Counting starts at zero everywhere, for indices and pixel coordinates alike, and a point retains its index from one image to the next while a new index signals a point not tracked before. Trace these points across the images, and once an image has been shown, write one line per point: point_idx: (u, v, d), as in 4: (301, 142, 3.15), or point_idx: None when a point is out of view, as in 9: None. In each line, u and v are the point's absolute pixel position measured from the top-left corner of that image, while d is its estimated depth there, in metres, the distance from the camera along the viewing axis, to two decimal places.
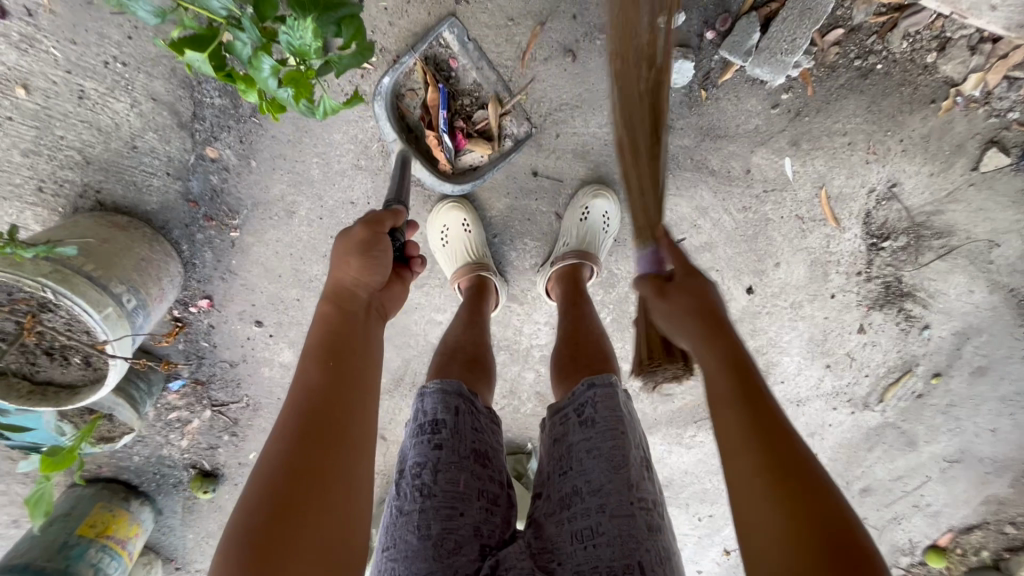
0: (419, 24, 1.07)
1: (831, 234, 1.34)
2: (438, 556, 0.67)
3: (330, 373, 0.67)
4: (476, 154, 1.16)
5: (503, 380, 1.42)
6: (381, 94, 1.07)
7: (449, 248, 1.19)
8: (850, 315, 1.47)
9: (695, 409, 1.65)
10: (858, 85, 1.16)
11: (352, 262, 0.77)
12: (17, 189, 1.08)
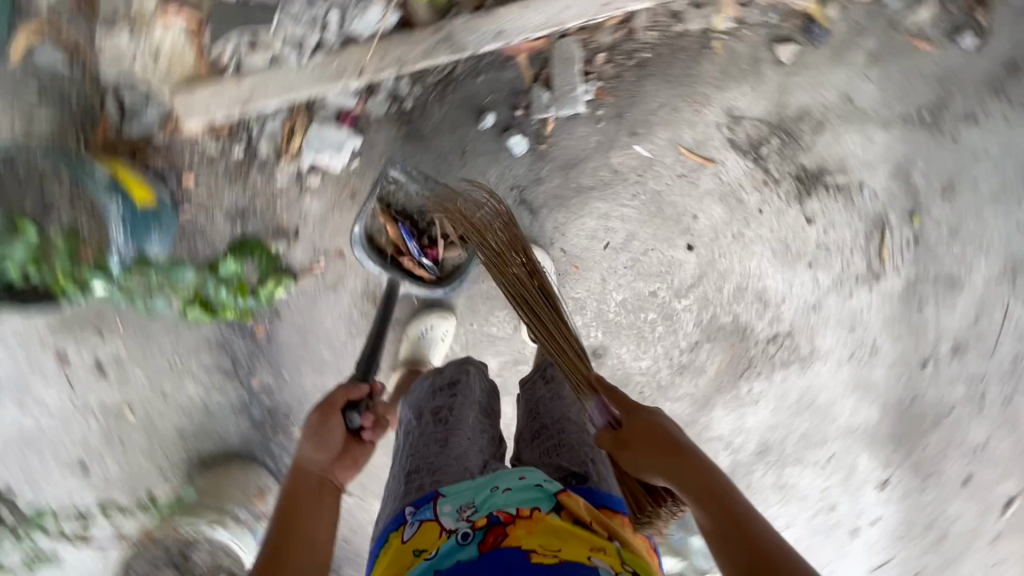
0: (338, 224, 1.41)
1: (719, 171, 1.56)
2: (453, 458, 0.91)
3: (288, 532, 0.79)
4: (452, 258, 1.39)
5: None
6: (357, 242, 1.30)
7: (422, 339, 1.48)
8: (790, 215, 1.62)
9: (736, 366, 1.73)
10: (645, 72, 1.48)
11: (316, 428, 0.92)
12: (151, 481, 1.47)
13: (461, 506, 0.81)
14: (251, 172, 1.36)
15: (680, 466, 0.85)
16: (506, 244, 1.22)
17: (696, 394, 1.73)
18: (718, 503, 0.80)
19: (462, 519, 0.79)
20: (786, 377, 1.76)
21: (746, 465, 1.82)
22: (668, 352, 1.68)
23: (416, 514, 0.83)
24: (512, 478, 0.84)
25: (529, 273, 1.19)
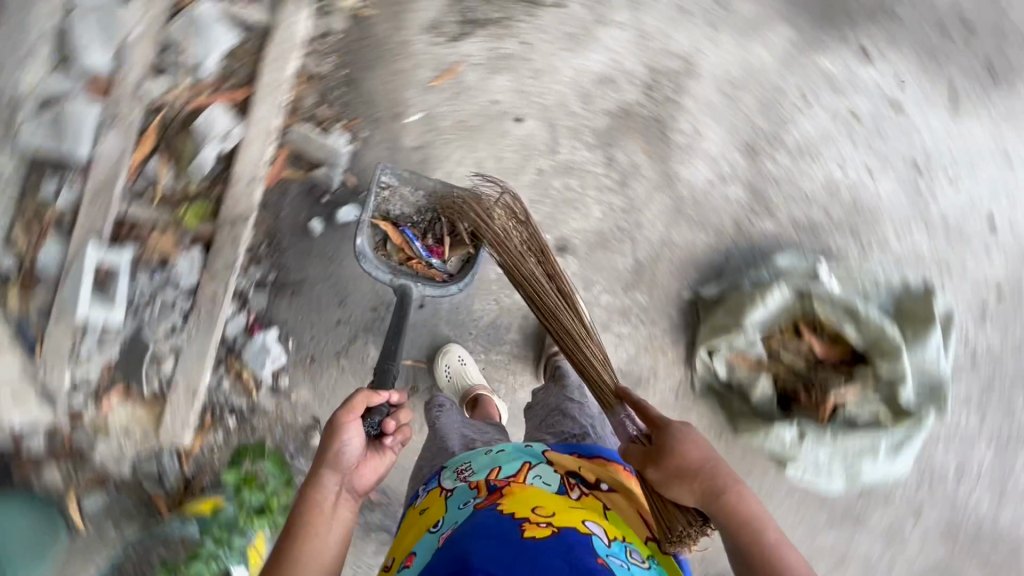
0: (330, 382, 1.65)
1: (472, 60, 1.65)
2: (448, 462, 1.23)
3: (320, 528, 1.04)
4: (456, 256, 1.59)
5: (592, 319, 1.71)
6: (360, 250, 1.44)
7: (451, 373, 1.63)
8: (547, 18, 1.66)
9: (655, 134, 1.72)
10: (353, 79, 1.60)
11: (333, 445, 1.09)
12: None
13: (459, 469, 1.18)
14: (253, 422, 1.59)
15: (711, 497, 1.03)
16: (525, 243, 1.46)
17: (654, 182, 1.73)
18: (742, 513, 1.01)
19: (462, 476, 1.16)
20: (696, 94, 1.72)
21: (760, 173, 1.75)
22: (601, 187, 1.72)
23: (427, 487, 1.20)
24: (515, 449, 1.19)
25: (547, 261, 1.44)
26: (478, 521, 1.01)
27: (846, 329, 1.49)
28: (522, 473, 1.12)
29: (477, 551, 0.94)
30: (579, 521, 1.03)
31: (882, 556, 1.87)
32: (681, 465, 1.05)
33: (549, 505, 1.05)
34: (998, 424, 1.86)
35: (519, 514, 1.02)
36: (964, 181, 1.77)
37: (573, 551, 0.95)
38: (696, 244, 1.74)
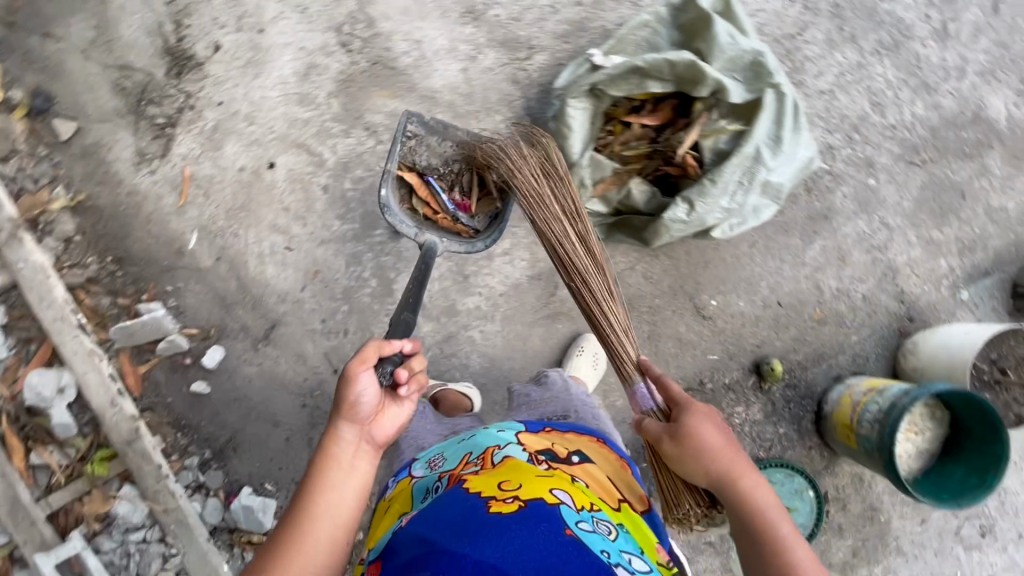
0: None
1: (192, 155, 1.60)
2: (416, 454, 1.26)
3: (336, 492, 1.01)
4: (482, 210, 1.49)
5: (472, 260, 1.67)
6: (384, 202, 1.40)
7: None
8: (217, 68, 1.60)
9: (386, 73, 1.64)
10: (121, 255, 1.59)
11: (348, 393, 1.02)
12: None
13: (429, 461, 1.20)
14: None
15: (731, 482, 1.10)
16: (557, 183, 1.32)
17: (422, 109, 1.64)
18: (767, 516, 1.06)
19: (432, 467, 1.17)
20: (386, 12, 1.63)
21: (496, 25, 1.66)
22: (382, 153, 1.64)
23: (398, 477, 1.22)
24: (488, 434, 1.20)
25: (571, 217, 1.31)
26: (443, 505, 0.98)
27: (651, 87, 1.38)
28: (487, 457, 1.11)
29: (443, 531, 0.89)
30: (545, 491, 0.99)
31: (877, 225, 1.77)
32: (696, 447, 1.12)
33: (517, 478, 1.02)
34: (868, 36, 1.75)
35: (483, 495, 0.97)
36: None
37: (537, 524, 0.90)
38: (498, 128, 1.66)
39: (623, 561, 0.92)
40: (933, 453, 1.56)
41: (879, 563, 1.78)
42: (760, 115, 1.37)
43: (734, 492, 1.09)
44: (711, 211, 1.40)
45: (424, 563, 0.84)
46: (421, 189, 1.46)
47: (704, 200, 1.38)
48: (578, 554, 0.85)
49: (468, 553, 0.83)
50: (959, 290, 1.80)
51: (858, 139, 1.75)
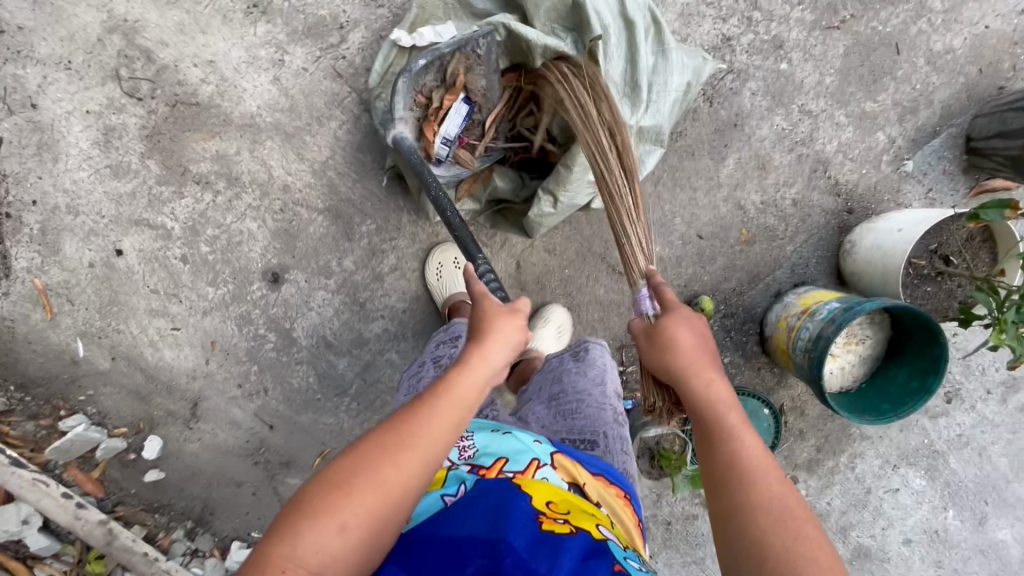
0: None
1: (35, 265, 1.48)
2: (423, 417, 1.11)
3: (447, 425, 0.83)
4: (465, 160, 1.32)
5: (364, 285, 1.55)
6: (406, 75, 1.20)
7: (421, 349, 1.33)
8: (12, 166, 1.41)
9: (191, 111, 1.41)
10: (19, 382, 1.55)
11: (505, 327, 0.97)
12: None
13: (461, 443, 1.00)
14: None
15: (687, 376, 0.95)
16: (605, 145, 1.12)
17: (248, 140, 1.43)
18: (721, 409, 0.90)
19: (462, 450, 0.99)
20: (160, 36, 1.37)
21: (291, 12, 1.38)
22: (226, 204, 1.47)
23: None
24: (524, 438, 1.01)
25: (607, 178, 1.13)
26: (490, 495, 0.83)
27: None
28: (529, 468, 0.93)
29: (514, 525, 0.74)
30: (591, 524, 0.83)
31: (797, 115, 1.53)
32: (665, 343, 0.99)
33: (562, 500, 0.86)
34: None
35: (534, 503, 0.82)
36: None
37: (583, 555, 0.73)
38: (338, 137, 1.45)
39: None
40: (878, 355, 1.50)
41: (844, 451, 1.83)
42: (601, 63, 1.20)
43: (693, 387, 0.94)
44: (578, 185, 1.25)
45: (486, 551, 0.70)
46: (451, 92, 1.24)
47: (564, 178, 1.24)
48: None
49: (541, 569, 0.69)
50: (904, 162, 1.58)
51: (757, 18, 1.46)
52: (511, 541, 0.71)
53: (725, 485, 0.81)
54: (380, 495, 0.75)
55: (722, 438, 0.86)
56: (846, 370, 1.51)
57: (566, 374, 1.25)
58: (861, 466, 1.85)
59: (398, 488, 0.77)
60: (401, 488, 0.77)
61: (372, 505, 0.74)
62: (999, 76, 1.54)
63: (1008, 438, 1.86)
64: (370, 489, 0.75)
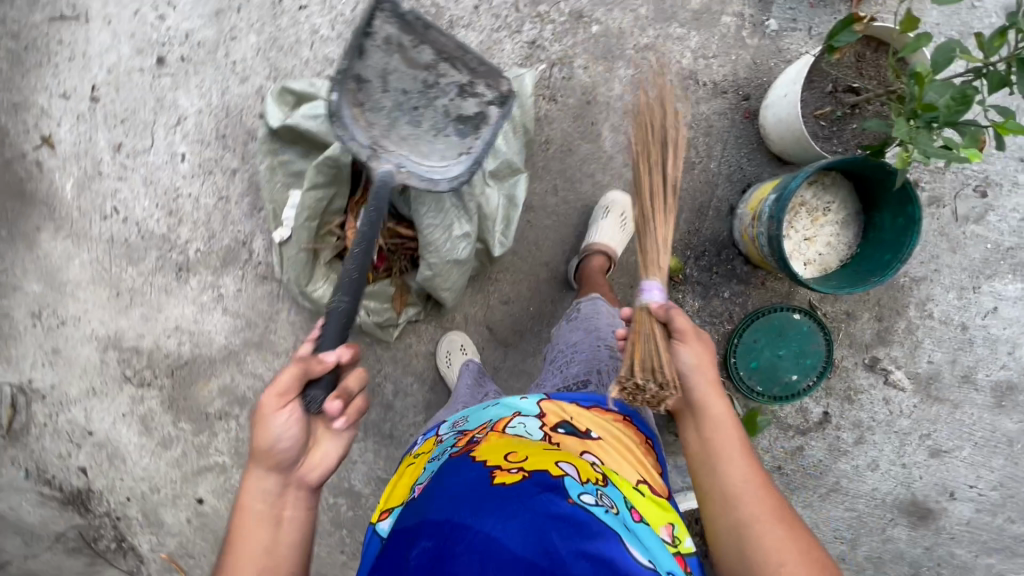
0: None
1: (154, 543, 1.77)
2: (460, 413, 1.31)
3: (244, 556, 0.92)
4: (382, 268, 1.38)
5: (382, 418, 1.70)
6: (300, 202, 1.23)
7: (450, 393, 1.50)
8: (100, 484, 1.74)
9: (187, 369, 1.69)
10: None
11: (263, 428, 0.95)
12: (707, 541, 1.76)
13: (456, 423, 1.18)
14: None
15: (710, 393, 1.07)
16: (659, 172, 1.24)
17: (235, 364, 1.68)
18: (729, 436, 1.03)
19: (458, 432, 1.15)
20: (135, 334, 1.66)
21: (205, 256, 1.62)
22: (248, 420, 1.70)
23: (425, 436, 1.21)
24: (510, 400, 1.18)
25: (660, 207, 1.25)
26: (447, 479, 0.92)
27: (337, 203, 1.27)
28: (513, 417, 1.11)
29: (468, 494, 0.85)
30: (551, 462, 0.94)
31: (638, 55, 1.53)
32: (702, 350, 1.10)
33: (524, 449, 0.98)
34: None
35: (493, 464, 0.93)
36: (175, 6, 1.50)
37: (538, 495, 0.86)
38: (294, 321, 1.66)
39: (631, 539, 0.87)
40: (856, 211, 1.40)
41: (910, 305, 1.65)
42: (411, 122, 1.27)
43: (713, 400, 1.06)
44: (458, 246, 1.32)
45: (436, 533, 0.80)
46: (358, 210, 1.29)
47: (435, 246, 1.31)
48: (609, 546, 0.80)
49: (487, 528, 0.78)
50: (767, 23, 1.51)
51: (546, 8, 1.51)
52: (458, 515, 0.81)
53: (744, 501, 0.97)
54: None
55: (729, 462, 1.01)
56: (833, 244, 1.40)
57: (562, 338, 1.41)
58: (940, 309, 1.65)
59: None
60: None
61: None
62: None
63: None
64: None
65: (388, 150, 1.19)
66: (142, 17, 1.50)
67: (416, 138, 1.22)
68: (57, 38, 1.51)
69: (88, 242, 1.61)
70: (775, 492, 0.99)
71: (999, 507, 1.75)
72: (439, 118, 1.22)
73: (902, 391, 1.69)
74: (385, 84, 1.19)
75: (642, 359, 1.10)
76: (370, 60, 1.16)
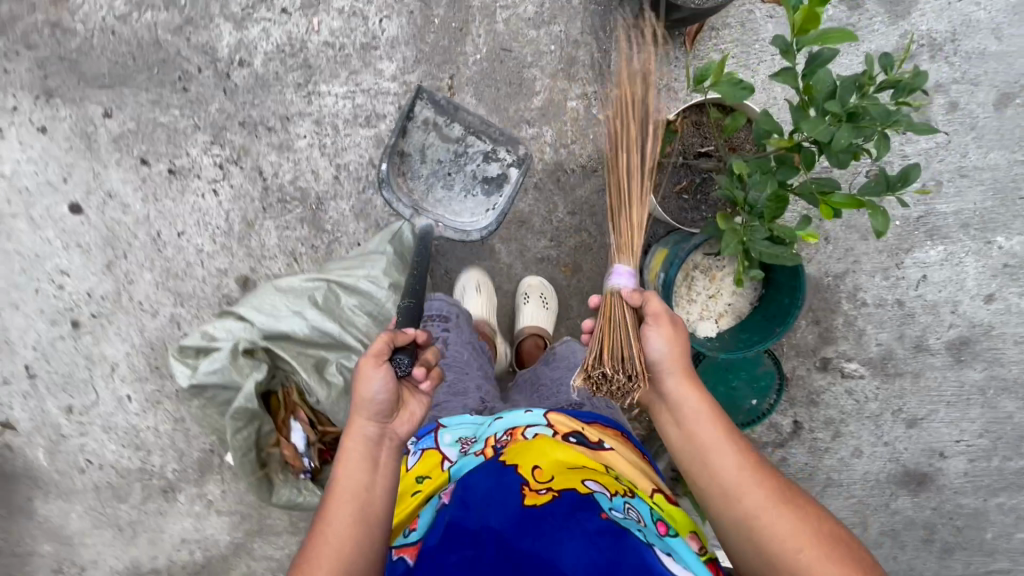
0: None
1: None
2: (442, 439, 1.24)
3: (340, 505, 0.91)
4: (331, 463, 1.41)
5: None
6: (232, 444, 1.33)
7: None
8: None
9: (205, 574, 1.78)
10: None
11: (363, 385, 0.96)
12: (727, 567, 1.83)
13: (461, 442, 1.13)
14: None
15: (687, 383, 1.03)
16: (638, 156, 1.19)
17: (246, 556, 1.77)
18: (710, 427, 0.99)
19: (466, 449, 1.11)
20: (149, 559, 1.77)
21: (183, 474, 1.72)
22: None
23: (421, 446, 1.16)
24: (512, 413, 1.11)
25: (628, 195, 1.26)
26: (482, 487, 0.98)
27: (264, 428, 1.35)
28: (519, 433, 1.06)
29: (504, 510, 0.94)
30: (579, 480, 0.98)
31: None
32: (674, 338, 1.06)
33: (550, 463, 1.00)
34: (287, 96, 1.48)
35: (524, 475, 0.99)
36: (68, 272, 1.55)
37: (571, 515, 0.92)
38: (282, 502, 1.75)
39: (662, 547, 0.92)
40: None
41: (843, 299, 1.67)
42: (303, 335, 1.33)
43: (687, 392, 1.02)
44: None
45: (473, 543, 0.90)
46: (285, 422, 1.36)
47: None
48: (636, 549, 0.88)
49: (548, 557, 0.88)
50: (611, 93, 1.52)
51: None
52: (496, 529, 0.91)
53: (739, 488, 0.93)
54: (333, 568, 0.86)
55: (718, 453, 0.96)
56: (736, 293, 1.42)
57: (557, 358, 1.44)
58: (872, 293, 1.67)
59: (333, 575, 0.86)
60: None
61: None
62: None
63: (974, 138, 1.58)
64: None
65: (427, 209, 1.39)
66: (43, 291, 1.56)
67: (447, 198, 1.41)
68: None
69: (77, 496, 1.71)
70: (772, 470, 0.96)
71: (991, 450, 1.78)
72: (462, 180, 1.41)
73: (861, 379, 1.72)
74: (424, 157, 1.40)
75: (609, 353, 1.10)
76: (412, 139, 1.40)
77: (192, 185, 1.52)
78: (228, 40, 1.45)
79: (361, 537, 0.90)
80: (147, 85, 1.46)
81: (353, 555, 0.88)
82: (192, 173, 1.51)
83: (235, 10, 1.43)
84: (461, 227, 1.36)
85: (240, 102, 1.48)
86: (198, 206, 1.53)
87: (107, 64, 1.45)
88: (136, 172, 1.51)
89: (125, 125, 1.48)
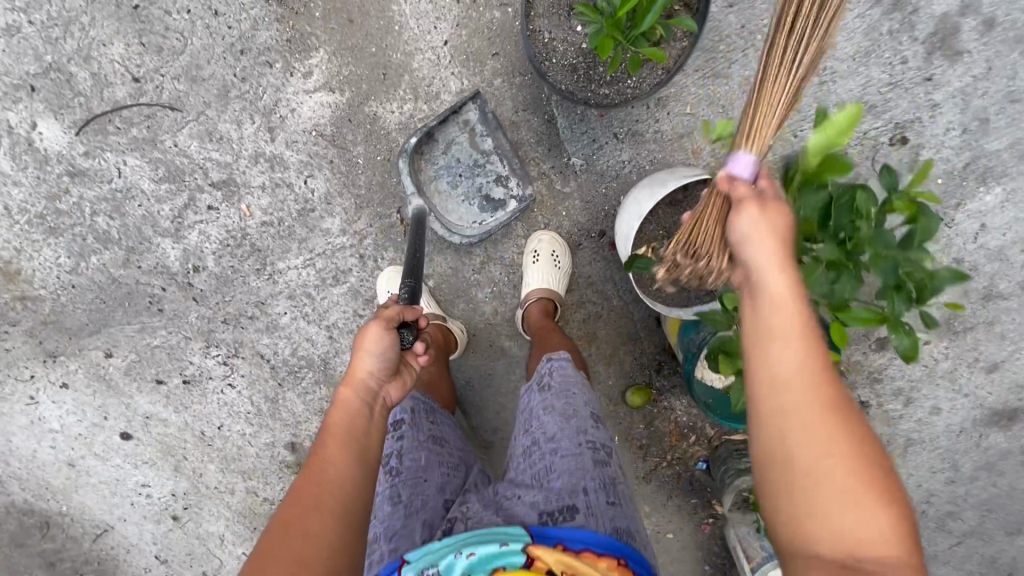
0: None
1: None
2: (410, 513, 1.00)
3: (338, 448, 0.92)
4: None
5: None
6: None
7: None
8: None
9: None
10: None
11: (368, 341, 1.02)
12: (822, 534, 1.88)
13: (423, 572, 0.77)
14: None
15: (768, 295, 0.66)
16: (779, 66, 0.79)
17: None
18: (799, 354, 0.63)
19: None
20: None
21: None
22: None
23: None
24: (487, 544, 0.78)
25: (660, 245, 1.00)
26: None
27: None
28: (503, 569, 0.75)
29: None
30: None
31: (481, 270, 1.46)
32: (758, 239, 0.69)
33: None
34: (253, 283, 1.44)
35: None
36: (148, 483, 1.70)
37: None
38: None
39: None
40: None
41: None
42: None
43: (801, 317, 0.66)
44: None
45: None
46: None
47: None
48: None
49: None
50: (571, 162, 1.35)
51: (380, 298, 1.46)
52: None
53: (799, 460, 0.61)
54: (320, 539, 0.81)
55: (797, 400, 0.62)
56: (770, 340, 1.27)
57: (538, 423, 1.06)
58: None
59: (334, 515, 0.84)
60: (356, 524, 0.87)
61: (316, 548, 0.80)
62: (508, 31, 1.26)
63: None
64: (295, 545, 0.79)
65: (428, 192, 1.36)
66: (137, 502, 1.73)
67: (447, 194, 1.38)
68: (106, 548, 1.80)
69: None
70: (873, 442, 0.61)
71: None
72: (468, 186, 1.37)
73: (925, 343, 1.59)
74: (446, 148, 1.35)
75: (695, 246, 0.87)
76: (446, 131, 1.34)
77: (210, 387, 1.57)
78: (175, 254, 1.40)
79: (356, 480, 0.91)
80: (126, 319, 1.47)
81: (350, 495, 0.88)
82: (205, 376, 1.55)
83: (166, 224, 1.37)
84: (447, 227, 1.35)
85: (214, 304, 1.46)
86: (223, 400, 1.59)
87: (84, 314, 1.46)
88: (158, 392, 1.57)
89: (127, 358, 1.52)
